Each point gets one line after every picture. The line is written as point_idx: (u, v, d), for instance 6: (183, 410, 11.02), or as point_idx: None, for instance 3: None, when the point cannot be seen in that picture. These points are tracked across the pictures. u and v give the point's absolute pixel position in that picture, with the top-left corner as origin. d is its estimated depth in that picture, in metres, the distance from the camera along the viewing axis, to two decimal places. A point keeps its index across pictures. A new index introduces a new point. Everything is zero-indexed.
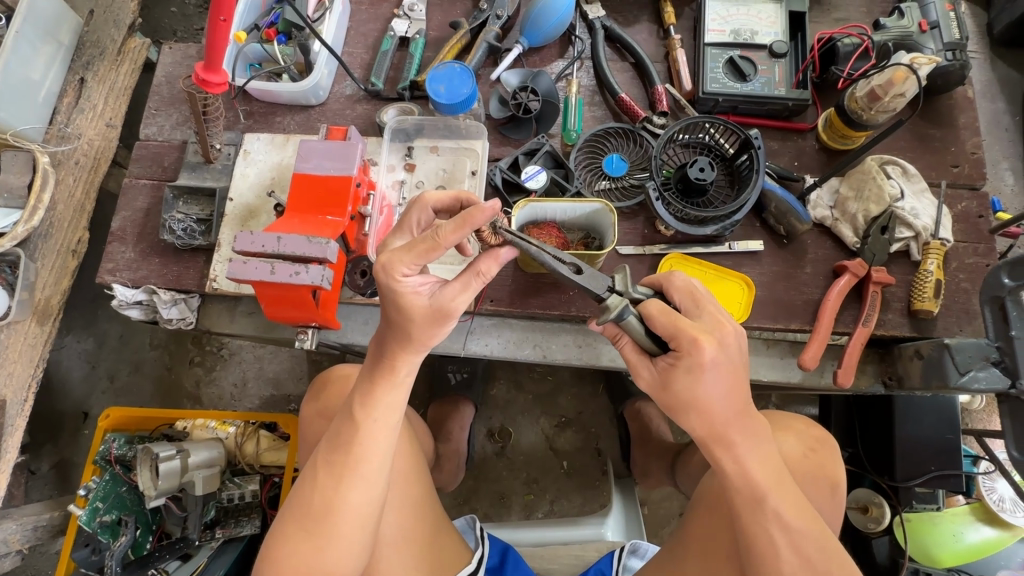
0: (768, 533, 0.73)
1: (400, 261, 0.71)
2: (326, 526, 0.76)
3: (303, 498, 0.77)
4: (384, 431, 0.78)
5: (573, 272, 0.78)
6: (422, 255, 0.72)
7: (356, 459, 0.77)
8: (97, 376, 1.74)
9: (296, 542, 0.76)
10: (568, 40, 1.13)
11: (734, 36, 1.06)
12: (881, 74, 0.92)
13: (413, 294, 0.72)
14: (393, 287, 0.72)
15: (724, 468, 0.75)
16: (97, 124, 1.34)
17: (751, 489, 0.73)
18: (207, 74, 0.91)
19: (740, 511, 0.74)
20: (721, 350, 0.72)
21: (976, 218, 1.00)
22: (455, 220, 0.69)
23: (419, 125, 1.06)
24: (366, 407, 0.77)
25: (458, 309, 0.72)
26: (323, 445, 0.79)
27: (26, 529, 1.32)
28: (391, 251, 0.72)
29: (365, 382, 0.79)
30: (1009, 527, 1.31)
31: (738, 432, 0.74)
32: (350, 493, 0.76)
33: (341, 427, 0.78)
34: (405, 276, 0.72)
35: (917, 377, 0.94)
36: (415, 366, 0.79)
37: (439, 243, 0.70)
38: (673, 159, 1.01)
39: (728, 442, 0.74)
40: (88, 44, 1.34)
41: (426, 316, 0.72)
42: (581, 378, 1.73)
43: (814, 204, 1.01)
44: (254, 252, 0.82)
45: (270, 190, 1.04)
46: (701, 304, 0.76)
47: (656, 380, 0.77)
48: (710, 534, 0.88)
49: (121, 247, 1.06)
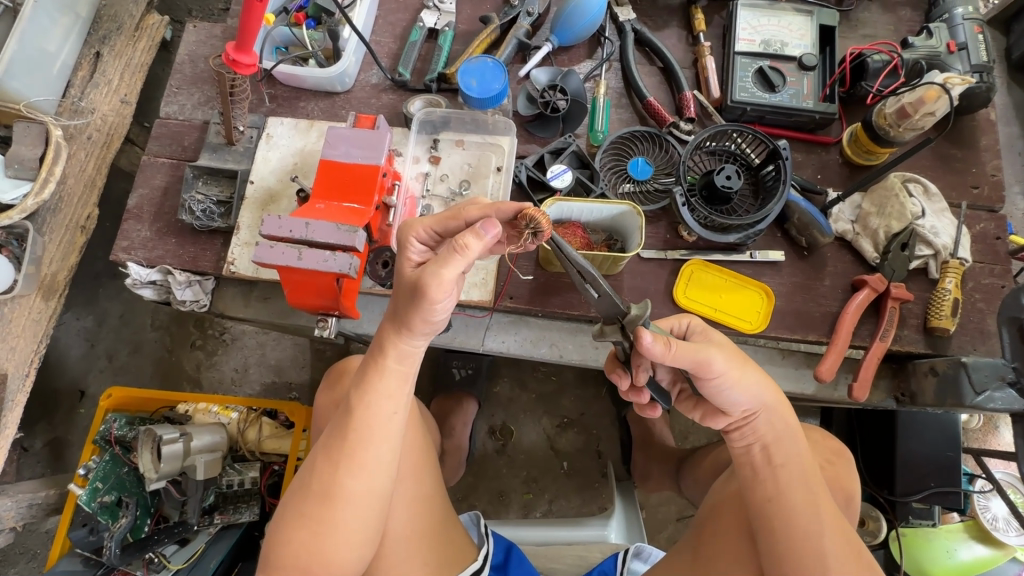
0: (810, 506, 0.73)
1: (416, 224, 0.76)
2: (326, 513, 0.76)
3: (303, 485, 0.78)
4: (381, 418, 0.77)
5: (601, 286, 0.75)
6: (438, 224, 0.76)
7: (353, 445, 0.76)
8: (96, 354, 1.71)
9: (297, 528, 0.76)
10: (598, 41, 1.13)
11: (764, 46, 1.07)
12: (913, 92, 0.93)
13: (409, 261, 0.76)
14: (402, 245, 0.76)
15: (789, 436, 0.79)
16: (112, 99, 1.31)
17: (804, 465, 0.77)
18: (237, 54, 0.90)
19: (792, 483, 0.75)
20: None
21: (993, 240, 1.02)
22: (485, 201, 0.76)
23: (445, 118, 1.05)
24: (361, 392, 0.77)
25: (432, 283, 0.67)
26: (323, 433, 0.80)
27: (20, 506, 1.30)
28: (413, 218, 0.78)
29: (361, 370, 0.79)
30: (1001, 547, 1.34)
31: (784, 408, 0.79)
32: (346, 480, 0.76)
33: (341, 414, 0.79)
34: (415, 239, 0.76)
35: (931, 394, 0.95)
36: (404, 354, 0.78)
37: (459, 214, 0.76)
38: (699, 165, 1.02)
39: (778, 416, 0.79)
40: (106, 19, 1.32)
41: (410, 284, 0.72)
42: (584, 380, 1.73)
43: (835, 218, 1.02)
44: (281, 237, 0.82)
45: (293, 175, 1.04)
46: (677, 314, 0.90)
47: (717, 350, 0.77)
48: (719, 522, 0.88)
49: (137, 226, 1.05)
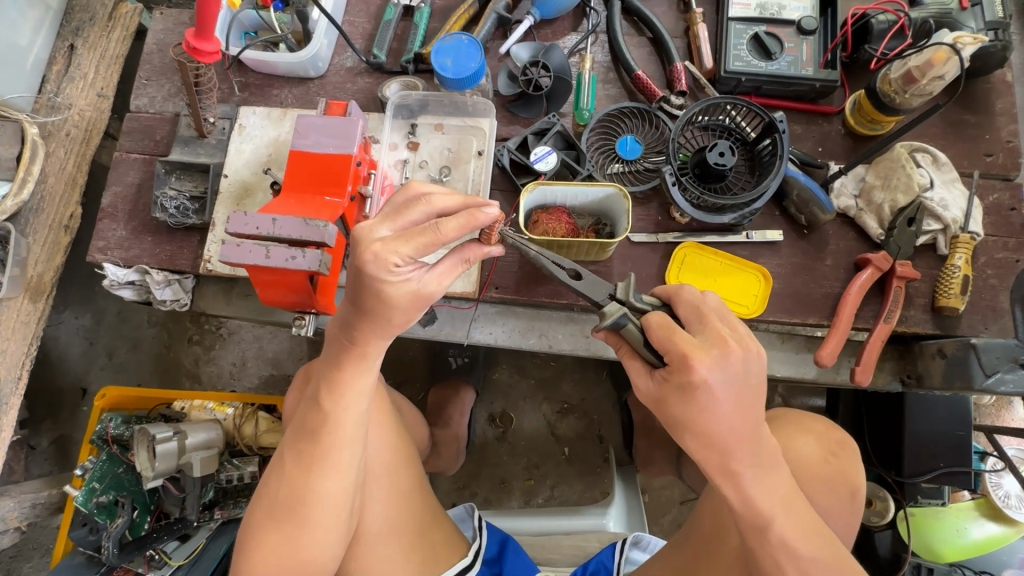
0: (778, 561, 0.67)
1: (397, 255, 0.62)
2: (298, 514, 0.74)
3: (273, 488, 0.76)
4: (354, 416, 0.75)
5: (571, 277, 0.76)
6: (417, 247, 0.64)
7: (325, 448, 0.74)
8: (95, 353, 1.72)
9: (270, 532, 0.75)
10: (583, 12, 1.06)
11: (760, 11, 1.00)
12: (919, 55, 0.87)
13: (400, 285, 0.65)
14: (382, 279, 0.64)
15: (770, 469, 0.67)
16: (88, 93, 1.26)
17: (757, 515, 0.67)
18: (198, 42, 0.85)
19: (748, 537, 0.69)
20: (730, 369, 0.63)
21: (1008, 211, 0.96)
22: (462, 218, 0.63)
23: (423, 101, 1.00)
24: (331, 394, 0.74)
25: (441, 294, 0.69)
26: (291, 432, 0.77)
27: (23, 506, 1.32)
28: (380, 242, 0.63)
29: (330, 369, 0.75)
30: (1014, 524, 1.29)
31: (746, 461, 0.66)
32: (318, 482, 0.74)
33: (309, 413, 0.76)
34: (395, 267, 0.64)
35: (938, 377, 0.90)
36: (385, 348, 0.75)
37: (438, 237, 0.63)
38: (692, 142, 0.96)
39: (734, 474, 0.66)
40: (78, 9, 1.28)
41: (409, 303, 0.67)
42: (585, 363, 1.70)
43: (838, 192, 0.96)
44: (248, 234, 0.78)
45: (266, 167, 1.00)
46: (705, 318, 0.68)
47: (652, 393, 0.69)
48: (714, 523, 0.85)
49: (113, 225, 1.02)
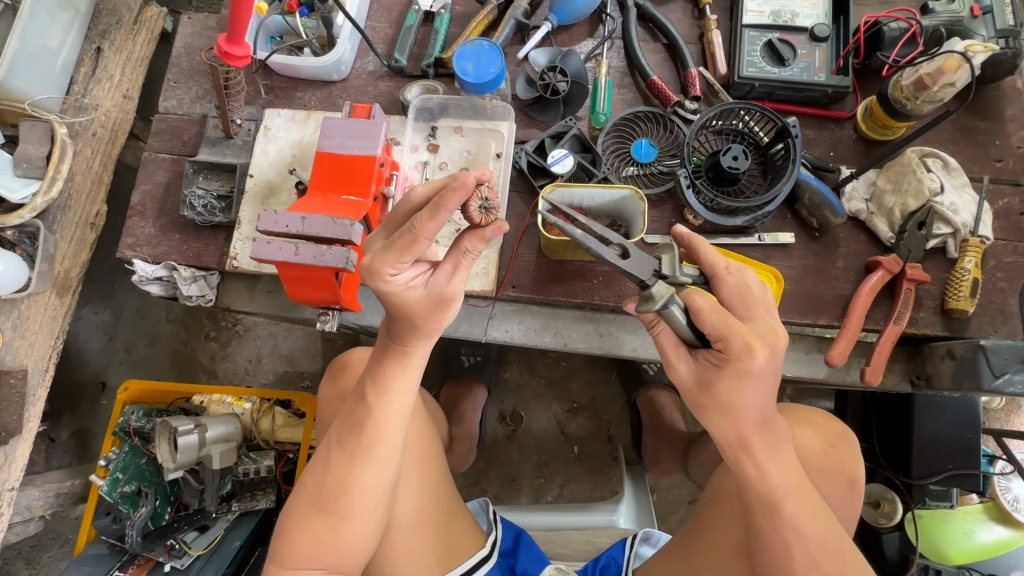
0: (786, 540, 0.69)
1: (386, 264, 0.65)
2: (341, 505, 0.77)
3: (317, 479, 0.79)
4: (397, 412, 0.78)
5: (617, 256, 0.73)
6: (403, 253, 0.65)
7: (370, 441, 0.77)
8: (114, 348, 1.75)
9: (311, 519, 0.78)
10: (599, 18, 1.09)
11: (773, 18, 1.02)
12: (932, 62, 0.88)
13: (407, 290, 0.69)
14: (385, 289, 0.68)
15: (779, 446, 0.71)
16: (114, 95, 1.30)
17: (769, 502, 0.70)
18: (229, 46, 0.89)
19: (755, 514, 0.71)
20: (771, 355, 0.69)
21: (1017, 216, 0.97)
22: (430, 207, 0.61)
23: (444, 104, 1.03)
24: (377, 390, 0.78)
25: (455, 290, 0.71)
26: (337, 424, 0.81)
27: (48, 495, 1.35)
28: (371, 253, 0.66)
29: (377, 365, 0.78)
30: (1020, 527, 1.31)
31: (760, 440, 0.70)
32: (361, 473, 0.77)
33: (355, 407, 0.79)
34: (393, 275, 0.67)
35: (947, 377, 0.92)
36: (427, 348, 0.79)
37: (417, 237, 0.63)
38: (705, 145, 0.98)
39: (751, 452, 0.70)
40: (105, 13, 1.31)
41: (426, 307, 0.71)
42: (594, 363, 1.72)
43: (849, 196, 0.98)
44: (278, 232, 0.81)
45: (291, 167, 1.03)
46: (752, 305, 0.73)
47: (694, 377, 0.72)
48: (724, 505, 0.87)
49: (141, 222, 1.05)
